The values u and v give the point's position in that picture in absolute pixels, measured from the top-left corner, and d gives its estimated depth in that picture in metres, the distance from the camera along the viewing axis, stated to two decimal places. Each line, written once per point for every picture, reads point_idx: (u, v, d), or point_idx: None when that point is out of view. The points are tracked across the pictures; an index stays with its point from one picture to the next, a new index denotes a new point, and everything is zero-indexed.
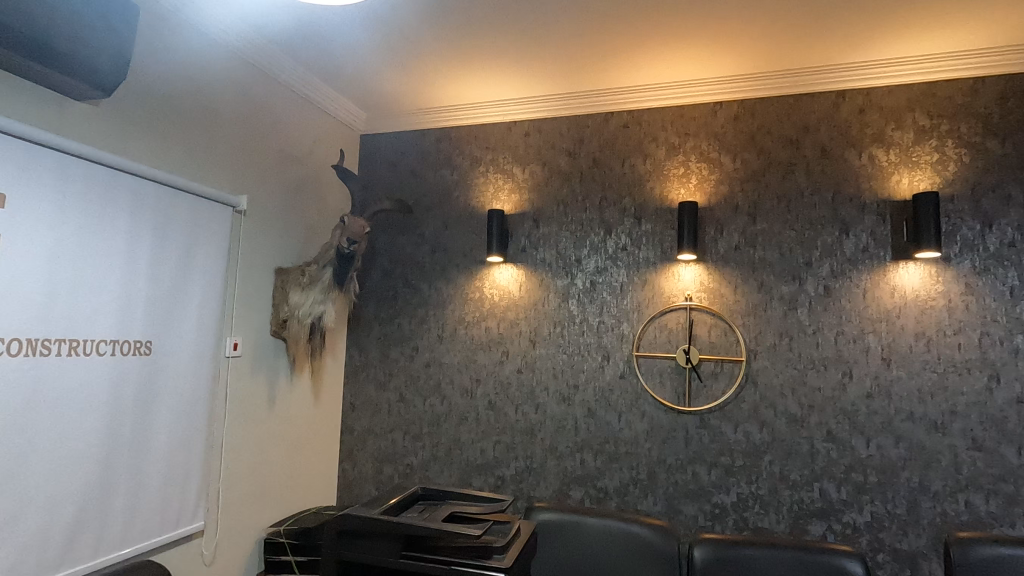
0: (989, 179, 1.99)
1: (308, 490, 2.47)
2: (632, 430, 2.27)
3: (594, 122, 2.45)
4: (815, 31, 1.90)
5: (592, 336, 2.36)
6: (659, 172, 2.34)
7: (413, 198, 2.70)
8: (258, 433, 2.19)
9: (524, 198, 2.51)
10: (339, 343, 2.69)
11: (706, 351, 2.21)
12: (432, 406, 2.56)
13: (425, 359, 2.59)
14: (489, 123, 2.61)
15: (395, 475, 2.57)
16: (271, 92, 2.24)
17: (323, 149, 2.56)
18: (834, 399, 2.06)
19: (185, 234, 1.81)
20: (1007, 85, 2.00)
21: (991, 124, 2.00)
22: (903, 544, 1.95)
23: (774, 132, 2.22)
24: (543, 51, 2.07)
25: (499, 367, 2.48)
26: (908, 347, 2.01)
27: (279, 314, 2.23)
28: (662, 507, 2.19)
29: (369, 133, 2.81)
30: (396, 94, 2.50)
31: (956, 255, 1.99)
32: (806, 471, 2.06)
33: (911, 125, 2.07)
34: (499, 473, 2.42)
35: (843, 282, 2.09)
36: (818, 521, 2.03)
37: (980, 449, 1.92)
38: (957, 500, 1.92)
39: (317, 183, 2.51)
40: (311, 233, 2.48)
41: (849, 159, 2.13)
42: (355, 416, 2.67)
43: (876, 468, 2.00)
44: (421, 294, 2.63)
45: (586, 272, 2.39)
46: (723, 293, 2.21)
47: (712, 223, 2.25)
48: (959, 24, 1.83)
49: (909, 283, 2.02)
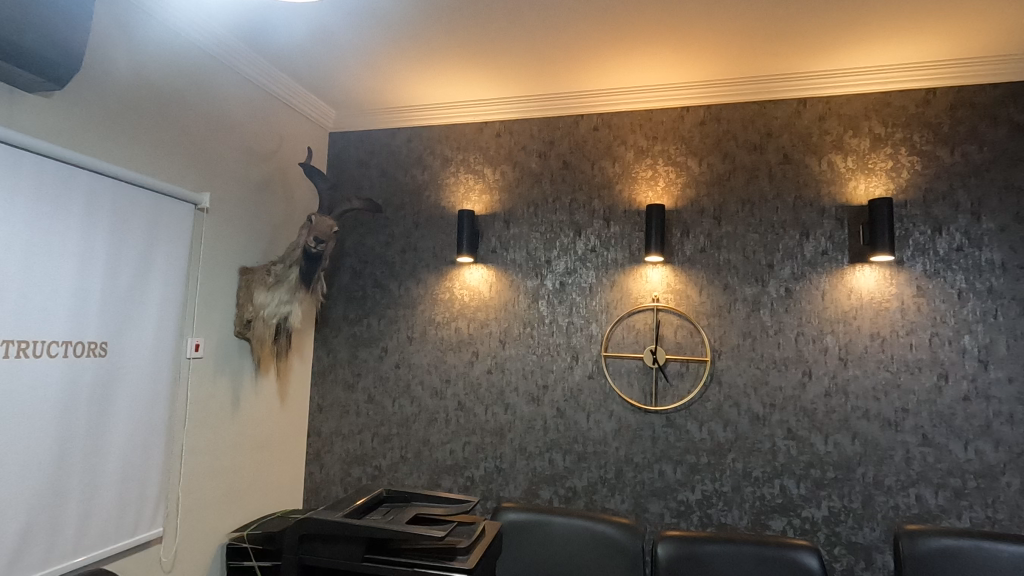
0: (940, 186, 2.07)
1: (273, 493, 2.43)
2: (600, 430, 2.29)
3: (564, 125, 2.47)
4: (777, 40, 1.95)
5: (561, 336, 2.38)
6: (627, 175, 2.37)
7: (383, 197, 2.67)
8: (221, 436, 2.14)
9: (494, 198, 2.52)
10: (307, 344, 2.65)
11: (672, 351, 2.25)
12: (401, 407, 2.54)
13: (394, 359, 2.57)
14: (460, 124, 2.61)
15: (363, 477, 2.54)
16: (237, 87, 2.20)
17: (291, 146, 2.51)
18: (794, 398, 2.13)
19: (144, 231, 1.76)
20: (956, 96, 2.09)
21: (941, 133, 2.09)
22: (859, 538, 2.02)
23: (738, 137, 2.27)
24: (514, 52, 2.08)
25: (469, 368, 2.48)
26: (864, 347, 2.09)
27: (243, 315, 2.20)
28: (629, 505, 2.23)
29: (338, 131, 2.78)
30: (366, 91, 2.47)
31: (908, 258, 2.07)
32: (768, 468, 2.12)
33: (868, 133, 2.15)
34: (468, 474, 2.42)
35: (804, 284, 2.15)
36: (778, 516, 2.09)
37: (930, 445, 2.00)
38: (909, 494, 2.00)
39: (284, 182, 2.47)
40: (278, 232, 2.43)
41: (809, 165, 2.19)
42: (323, 418, 2.63)
43: (833, 464, 2.07)
44: (391, 294, 2.61)
45: (556, 273, 2.41)
46: (689, 294, 2.26)
47: (679, 225, 2.29)
48: (911, 37, 1.91)
49: (865, 285, 2.10)
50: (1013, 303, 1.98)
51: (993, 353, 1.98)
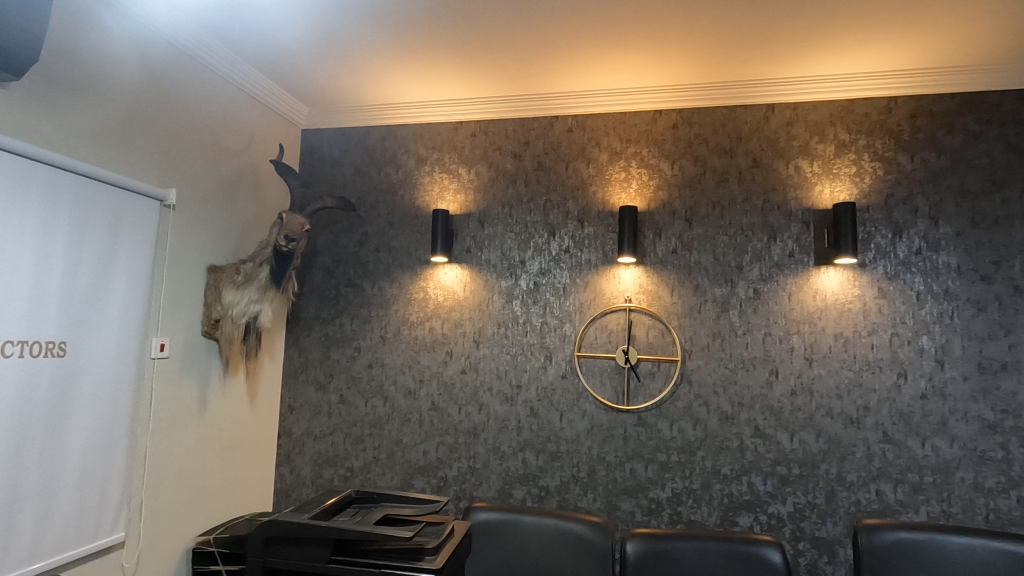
0: (900, 191, 2.14)
1: (242, 496, 2.38)
2: (573, 429, 2.31)
3: (539, 125, 2.48)
4: (746, 46, 1.99)
5: (535, 336, 2.39)
6: (601, 177, 2.39)
7: (356, 196, 2.65)
8: (187, 438, 2.09)
9: (469, 198, 2.52)
10: (277, 344, 2.61)
11: (644, 351, 2.28)
12: (374, 407, 2.52)
13: (367, 359, 2.55)
14: (435, 123, 2.60)
15: (335, 478, 2.52)
16: (205, 82, 2.15)
17: (262, 142, 2.47)
18: (762, 397, 2.17)
19: (107, 228, 1.71)
20: (916, 105, 2.17)
21: (903, 140, 2.16)
22: (822, 533, 2.08)
23: (709, 141, 2.31)
24: (488, 52, 2.08)
25: (443, 367, 2.47)
26: (828, 347, 2.14)
27: (211, 314, 2.14)
28: (601, 503, 2.25)
29: (311, 128, 2.74)
30: (339, 88, 2.45)
31: (871, 261, 2.14)
32: (736, 465, 2.16)
33: (833, 139, 2.21)
34: (441, 474, 2.41)
35: (771, 285, 2.20)
36: (746, 513, 2.14)
37: (889, 442, 2.07)
38: (870, 489, 2.06)
39: (255, 179, 2.43)
40: (247, 230, 2.39)
41: (777, 169, 2.24)
42: (293, 419, 2.60)
43: (799, 461, 2.12)
44: (364, 294, 2.59)
45: (530, 273, 2.42)
46: (661, 295, 2.29)
47: (651, 227, 2.32)
48: (873, 47, 1.98)
49: (830, 287, 2.16)
50: (967, 305, 2.05)
51: (949, 352, 2.05)
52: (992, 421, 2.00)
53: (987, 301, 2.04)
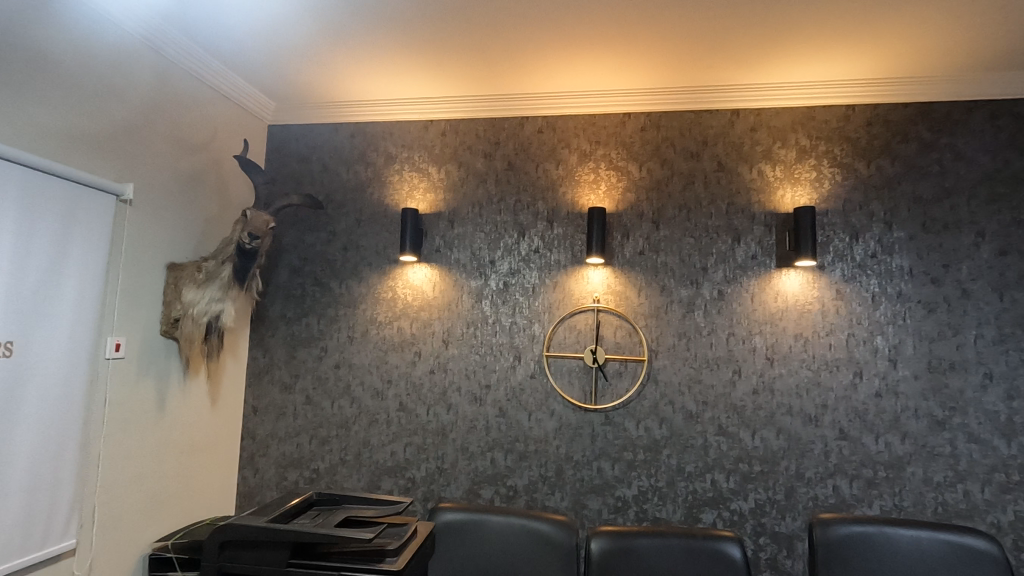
0: (857, 197, 2.22)
1: (203, 500, 2.32)
2: (541, 429, 2.32)
3: (509, 125, 2.49)
4: (712, 52, 2.04)
5: (504, 336, 2.39)
6: (571, 178, 2.41)
7: (324, 193, 2.61)
8: (145, 441, 2.03)
9: (439, 198, 2.50)
10: (241, 344, 2.55)
11: (612, 351, 2.31)
12: (341, 408, 2.48)
13: (334, 360, 2.51)
14: (404, 121, 2.58)
15: (300, 480, 2.47)
16: (167, 75, 2.10)
17: (226, 137, 2.41)
18: (725, 396, 2.22)
19: (58, 223, 1.65)
20: (873, 113, 2.24)
21: (860, 148, 2.24)
22: (782, 528, 2.13)
23: (676, 144, 2.35)
24: (459, 50, 2.07)
25: (411, 368, 2.45)
26: (789, 347, 2.20)
27: (170, 313, 2.09)
28: (568, 502, 2.27)
29: (278, 124, 2.69)
30: (306, 84, 2.41)
31: (829, 264, 2.21)
32: (700, 463, 2.21)
33: (794, 144, 2.27)
34: (409, 475, 2.39)
35: (735, 287, 2.25)
36: (709, 509, 2.18)
37: (846, 439, 2.14)
38: (827, 485, 2.13)
39: (218, 175, 2.37)
40: (210, 227, 2.33)
41: (741, 173, 2.30)
42: (257, 421, 2.54)
43: (760, 459, 2.18)
44: (332, 293, 2.55)
45: (500, 273, 2.42)
46: (628, 295, 2.32)
47: (619, 229, 2.35)
48: (832, 57, 2.04)
49: (791, 289, 2.22)
50: (918, 306, 2.14)
51: (901, 352, 2.13)
52: (941, 417, 2.09)
53: (937, 303, 2.13)
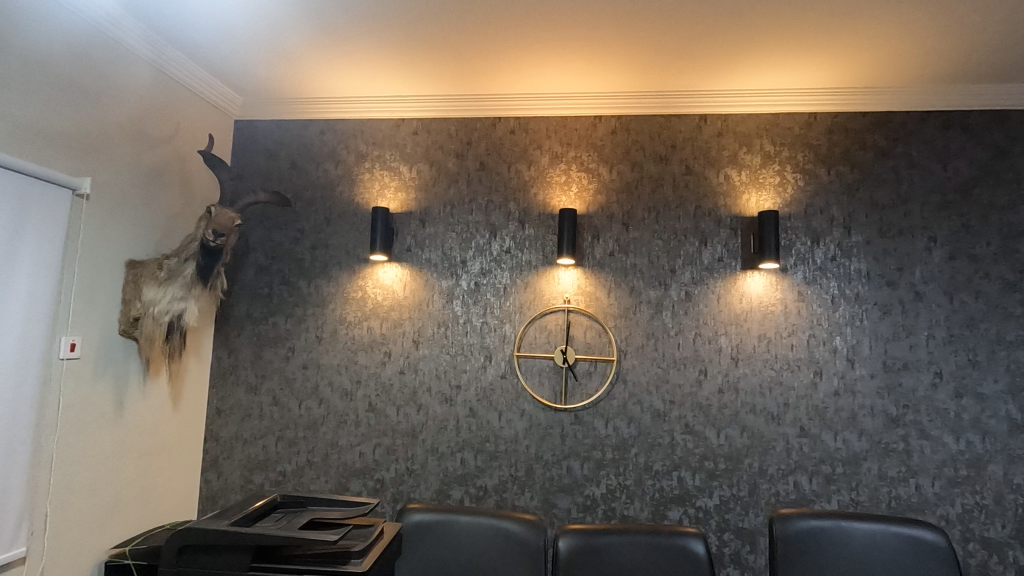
0: (818, 202, 2.29)
1: (163, 505, 2.25)
2: (511, 429, 2.33)
3: (482, 126, 2.49)
4: (681, 58, 2.08)
5: (475, 336, 2.39)
6: (542, 179, 2.42)
7: (292, 191, 2.57)
8: (102, 444, 1.96)
9: (410, 197, 2.49)
10: (205, 344, 2.49)
11: (582, 351, 2.33)
12: (308, 409, 2.44)
13: (301, 360, 2.47)
14: (375, 119, 2.55)
15: (266, 483, 2.42)
16: (129, 66, 2.03)
17: (190, 132, 2.35)
18: (691, 395, 2.27)
19: (11, 218, 1.58)
20: (834, 121, 2.32)
21: (821, 154, 2.31)
22: (745, 523, 2.19)
23: (646, 148, 2.39)
24: (431, 48, 2.06)
25: (381, 368, 2.43)
26: (753, 347, 2.26)
27: (130, 312, 2.02)
28: (538, 501, 2.28)
29: (245, 120, 2.63)
30: (275, 79, 2.36)
31: (791, 266, 2.27)
32: (667, 461, 2.25)
33: (759, 150, 2.34)
34: (378, 476, 2.37)
35: (701, 288, 2.30)
36: (676, 507, 2.22)
37: (806, 436, 2.20)
38: (788, 481, 2.19)
39: (182, 170, 2.30)
40: (172, 224, 2.26)
41: (708, 177, 2.35)
42: (221, 422, 2.48)
43: (725, 456, 2.23)
44: (300, 292, 2.51)
45: (471, 273, 2.42)
46: (598, 296, 2.34)
47: (590, 230, 2.37)
48: (795, 65, 2.11)
49: (755, 291, 2.28)
50: (875, 308, 2.22)
51: (859, 352, 2.21)
52: (895, 415, 2.17)
53: (892, 305, 2.22)
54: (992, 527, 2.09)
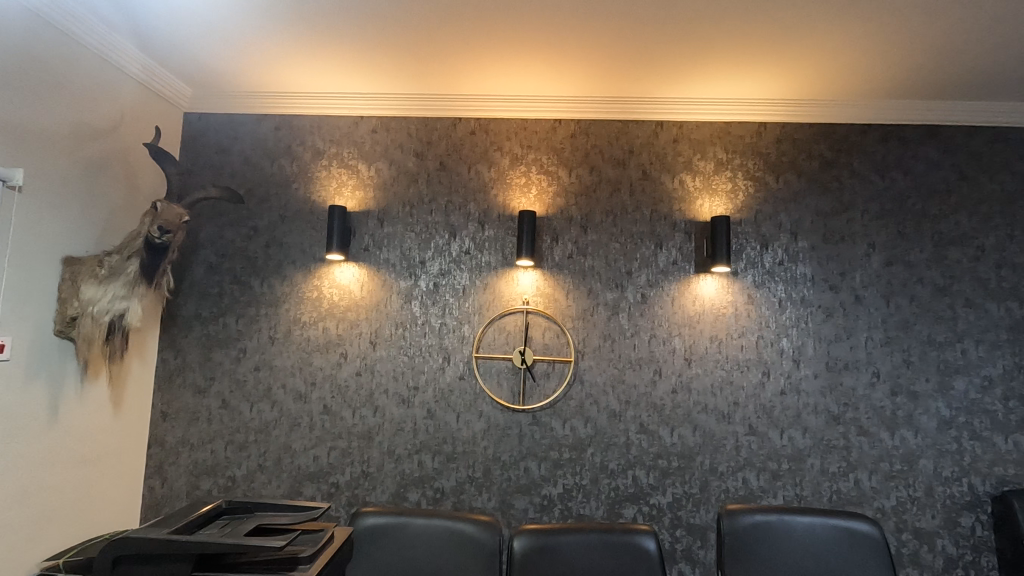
0: (766, 208, 2.38)
1: (102, 513, 2.15)
2: (469, 430, 2.32)
3: (442, 126, 2.47)
4: (638, 65, 2.13)
5: (433, 336, 2.37)
6: (502, 181, 2.43)
7: (245, 187, 2.49)
8: (34, 451, 1.85)
9: (368, 196, 2.45)
10: (149, 345, 2.38)
11: (540, 352, 2.35)
12: (260, 412, 2.37)
13: (253, 362, 2.40)
14: (333, 116, 2.51)
15: (214, 489, 2.34)
16: (69, 53, 1.94)
17: (135, 123, 2.25)
18: (646, 395, 2.31)
19: None
20: (782, 131, 2.42)
21: (770, 163, 2.40)
22: (696, 519, 2.25)
23: (604, 152, 2.43)
24: (389, 45, 2.03)
25: (337, 369, 2.38)
26: (705, 348, 2.33)
27: (66, 312, 1.92)
28: (495, 502, 2.28)
29: (195, 113, 2.54)
30: (228, 71, 2.29)
31: (741, 270, 2.35)
32: (622, 460, 2.29)
33: (712, 157, 2.41)
34: (333, 480, 2.33)
35: (657, 291, 2.35)
36: (630, 505, 2.27)
37: (754, 434, 2.28)
38: (737, 478, 2.26)
39: (126, 163, 2.21)
40: (114, 220, 2.16)
41: (664, 182, 2.40)
42: (166, 427, 2.38)
43: (678, 454, 2.28)
44: (252, 292, 2.43)
45: (430, 273, 2.40)
46: (557, 297, 2.37)
47: (549, 232, 2.40)
48: (746, 76, 2.19)
49: (707, 294, 2.35)
50: (819, 311, 2.32)
51: (804, 353, 2.31)
52: (836, 413, 2.28)
53: (835, 308, 2.32)
54: (923, 518, 2.21)
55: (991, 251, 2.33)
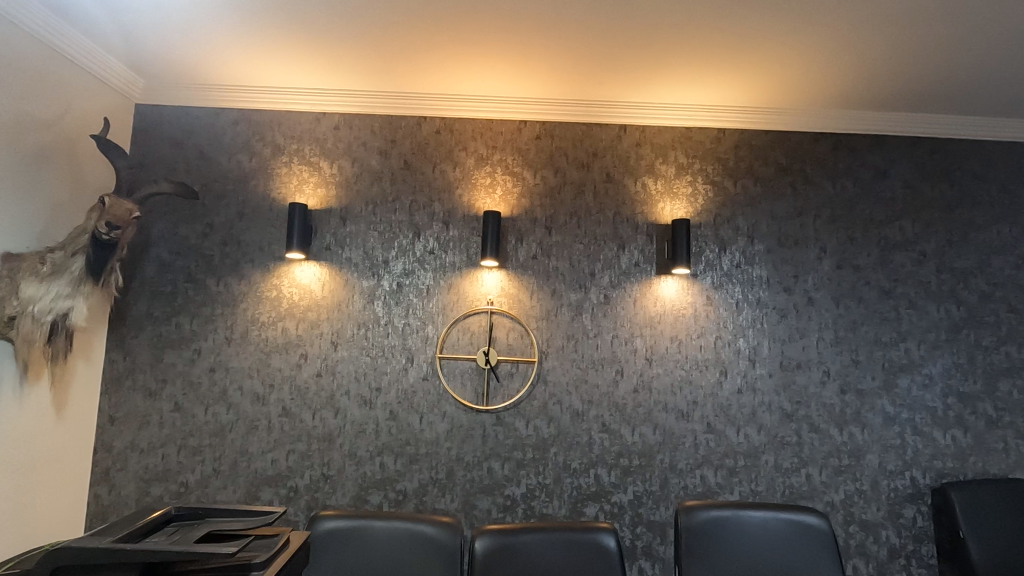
0: (725, 212, 2.44)
1: (42, 523, 2.04)
2: (432, 431, 2.31)
3: (407, 124, 2.45)
4: (601, 69, 2.16)
5: (396, 337, 2.35)
6: (467, 181, 2.43)
7: (200, 182, 2.41)
8: None
9: (330, 193, 2.41)
10: (96, 346, 2.28)
11: (504, 352, 2.35)
12: (215, 415, 2.30)
13: (208, 363, 2.32)
14: (294, 111, 2.45)
15: (165, 495, 2.25)
16: (9, 38, 1.84)
17: (82, 113, 2.15)
18: (608, 395, 2.35)
19: None
20: (740, 137, 2.49)
21: (728, 168, 2.47)
22: (656, 516, 2.29)
23: (569, 154, 2.45)
24: (352, 40, 2.00)
25: (297, 370, 2.33)
26: (665, 349, 2.37)
27: (5, 311, 1.79)
28: (458, 503, 2.27)
29: (148, 105, 2.44)
30: (182, 62, 2.21)
31: (701, 272, 2.41)
32: (585, 459, 2.31)
33: (673, 161, 2.46)
34: (292, 484, 2.27)
35: (619, 291, 2.39)
36: (592, 503, 2.29)
37: (712, 432, 2.34)
38: (695, 475, 2.32)
39: (72, 155, 2.10)
40: (58, 213, 2.06)
41: (627, 185, 2.44)
42: (114, 432, 2.28)
43: (638, 453, 2.32)
44: (208, 291, 2.36)
45: (393, 273, 2.37)
46: (521, 298, 2.38)
47: (513, 233, 2.40)
48: (705, 83, 2.24)
49: (668, 295, 2.39)
50: (774, 312, 2.40)
51: (759, 353, 2.38)
52: (789, 410, 2.36)
53: (788, 309, 2.40)
54: (869, 510, 2.31)
55: (932, 255, 2.45)
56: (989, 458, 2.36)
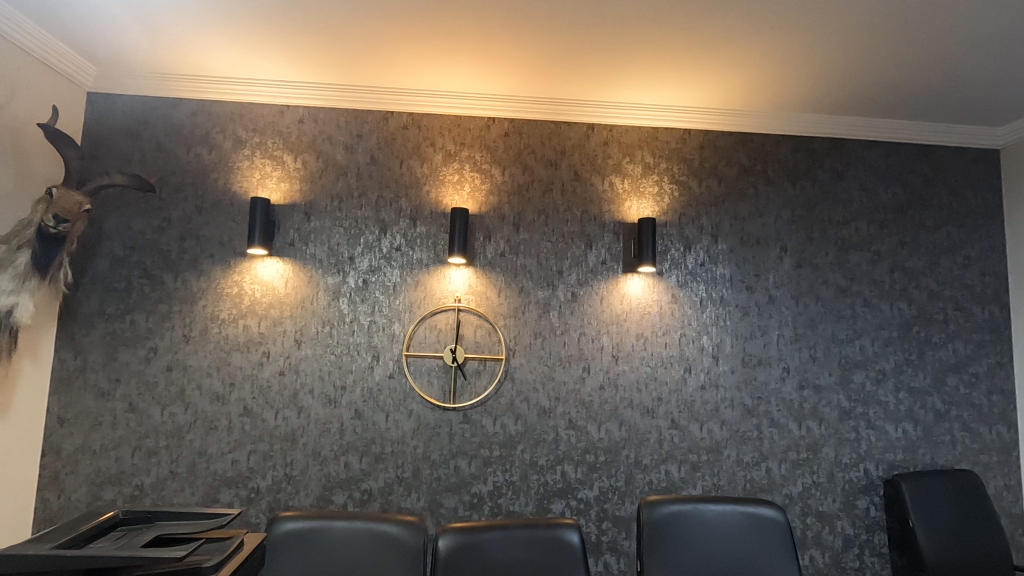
0: (690, 212, 2.48)
1: None
2: (397, 430, 2.28)
3: (374, 119, 2.42)
4: (570, 68, 2.17)
5: (362, 335, 2.31)
6: (434, 177, 2.41)
7: (157, 175, 2.33)
8: None
9: (294, 188, 2.36)
10: (43, 344, 2.18)
11: (471, 350, 2.34)
12: (172, 415, 2.23)
13: (165, 362, 2.25)
14: (256, 104, 2.39)
15: (119, 499, 2.17)
16: None
17: (29, 101, 2.06)
18: (575, 391, 2.36)
19: None
20: (705, 138, 2.53)
21: (693, 168, 2.51)
22: (621, 511, 2.32)
23: (537, 152, 2.46)
24: (314, 29, 1.95)
25: (258, 369, 2.28)
26: (631, 346, 2.40)
27: None
28: (424, 502, 2.26)
29: (100, 94, 2.34)
30: (137, 50, 2.13)
31: (666, 271, 2.45)
32: (551, 455, 2.32)
33: (640, 161, 2.49)
34: (253, 485, 2.22)
35: (587, 289, 2.41)
36: (558, 500, 2.30)
37: (676, 428, 2.38)
38: (660, 470, 2.35)
39: (17, 145, 2.01)
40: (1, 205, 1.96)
41: (594, 184, 2.46)
42: (63, 434, 2.19)
43: (604, 449, 2.34)
44: (164, 288, 2.28)
45: (359, 270, 2.34)
46: (488, 295, 2.37)
47: (481, 230, 2.39)
48: (671, 84, 2.27)
49: (634, 294, 2.42)
50: (736, 310, 2.45)
51: (722, 350, 2.43)
52: (750, 406, 2.42)
53: (750, 307, 2.46)
54: (825, 502, 2.39)
55: (886, 256, 2.54)
56: (937, 450, 2.46)
